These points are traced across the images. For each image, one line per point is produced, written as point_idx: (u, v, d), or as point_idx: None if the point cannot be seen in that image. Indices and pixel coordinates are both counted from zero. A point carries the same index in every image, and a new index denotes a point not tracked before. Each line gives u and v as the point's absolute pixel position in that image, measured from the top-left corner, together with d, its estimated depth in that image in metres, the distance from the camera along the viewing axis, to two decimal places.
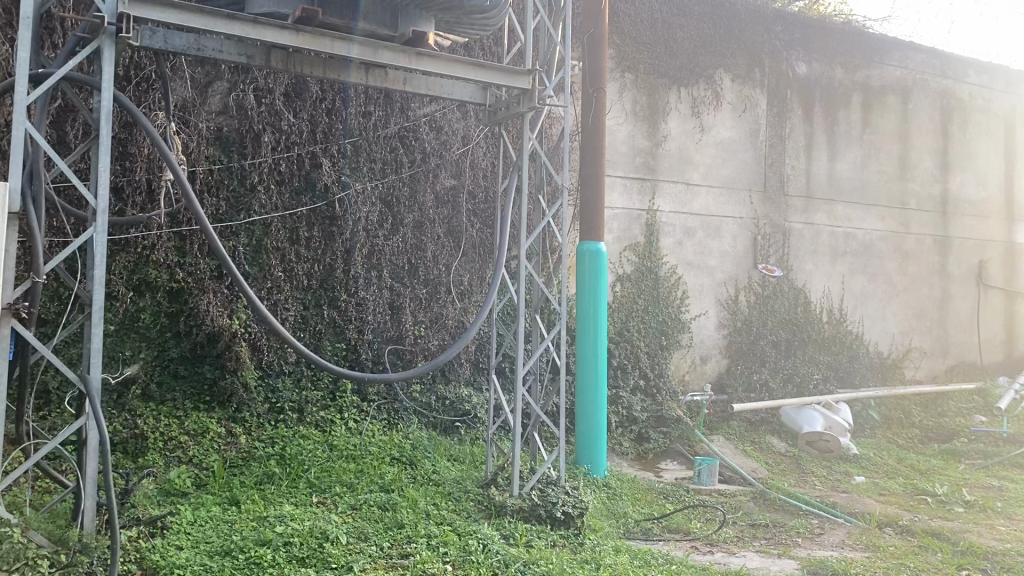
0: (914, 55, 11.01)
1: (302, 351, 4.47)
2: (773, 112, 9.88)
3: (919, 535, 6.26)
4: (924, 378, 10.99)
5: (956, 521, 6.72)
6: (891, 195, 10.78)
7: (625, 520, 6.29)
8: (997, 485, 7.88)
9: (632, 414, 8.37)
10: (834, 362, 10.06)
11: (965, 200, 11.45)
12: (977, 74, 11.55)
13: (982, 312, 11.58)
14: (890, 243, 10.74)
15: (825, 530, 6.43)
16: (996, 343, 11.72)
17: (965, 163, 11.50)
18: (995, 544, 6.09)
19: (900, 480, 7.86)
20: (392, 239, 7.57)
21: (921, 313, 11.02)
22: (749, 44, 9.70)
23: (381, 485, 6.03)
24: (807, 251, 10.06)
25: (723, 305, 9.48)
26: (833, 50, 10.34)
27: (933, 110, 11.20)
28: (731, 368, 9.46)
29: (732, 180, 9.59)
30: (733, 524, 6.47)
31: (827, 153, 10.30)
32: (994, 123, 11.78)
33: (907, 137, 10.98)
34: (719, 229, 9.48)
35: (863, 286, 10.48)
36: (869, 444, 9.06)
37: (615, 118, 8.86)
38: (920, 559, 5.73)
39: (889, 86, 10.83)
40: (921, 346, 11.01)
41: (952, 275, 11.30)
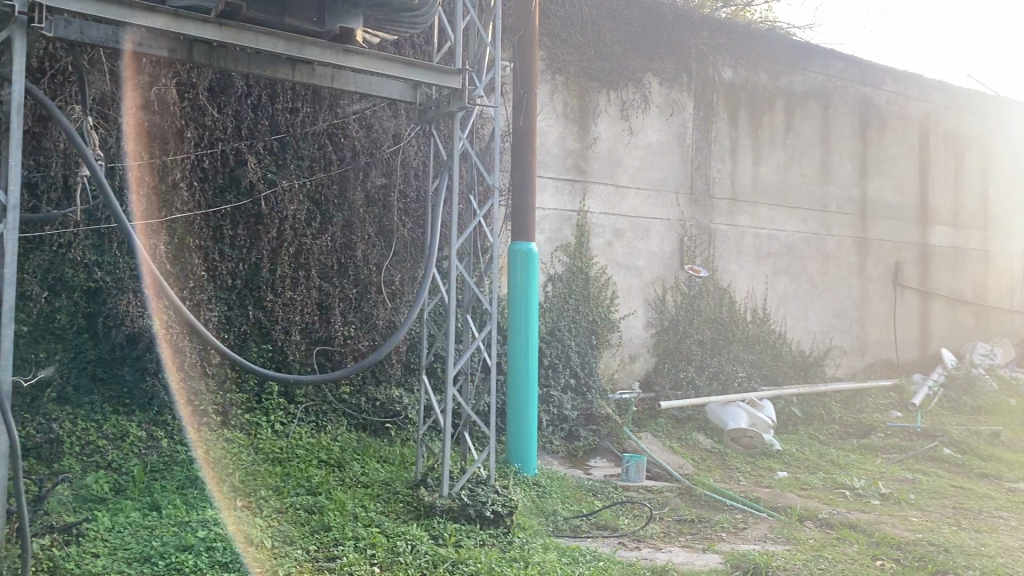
0: (835, 62, 11.35)
1: (225, 353, 4.38)
2: (699, 116, 10.09)
3: (837, 528, 6.47)
4: (843, 376, 11.36)
5: (872, 513, 6.96)
6: (812, 198, 11.11)
7: (555, 518, 6.34)
8: (911, 478, 8.20)
9: (562, 413, 8.43)
10: (758, 360, 10.33)
11: (883, 203, 11.87)
12: (893, 82, 11.98)
13: (897, 312, 12.03)
14: (811, 245, 11.07)
15: (748, 524, 6.59)
16: (911, 341, 12.19)
17: (883, 167, 11.92)
18: (908, 535, 6.33)
19: (820, 475, 8.10)
20: (321, 238, 7.45)
21: (841, 312, 11.38)
22: (678, 49, 9.88)
23: (307, 488, 5.96)
24: (732, 252, 10.30)
25: (651, 304, 9.64)
26: (758, 56, 10.60)
27: (852, 116, 11.57)
28: (659, 366, 9.63)
29: (661, 182, 9.75)
30: (660, 520, 6.58)
31: (751, 157, 10.56)
32: (909, 129, 12.24)
33: (828, 142, 11.32)
34: (647, 230, 9.62)
35: (785, 286, 10.79)
36: (791, 440, 9.32)
37: (546, 119, 8.92)
38: (838, 550, 5.93)
39: (811, 92, 11.15)
40: (841, 344, 11.39)
41: (870, 276, 11.70)
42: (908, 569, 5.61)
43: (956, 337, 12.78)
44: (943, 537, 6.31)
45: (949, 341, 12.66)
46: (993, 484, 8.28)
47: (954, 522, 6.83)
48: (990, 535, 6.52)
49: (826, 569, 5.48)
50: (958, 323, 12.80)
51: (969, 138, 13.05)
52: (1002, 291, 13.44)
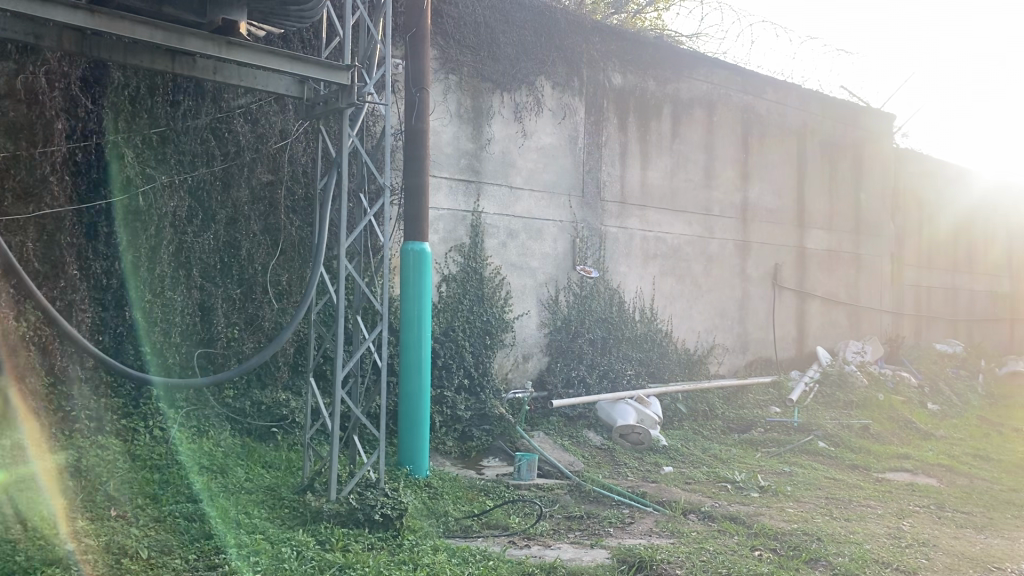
0: (719, 71, 11.76)
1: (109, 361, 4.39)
2: (590, 120, 10.27)
3: (718, 520, 6.71)
4: (726, 373, 11.80)
5: (752, 505, 7.25)
6: (697, 203, 11.49)
7: (445, 519, 6.32)
8: (788, 471, 8.58)
9: (456, 413, 8.43)
10: (646, 359, 10.59)
11: (763, 208, 12.39)
12: (773, 92, 12.52)
13: (776, 312, 12.58)
14: (696, 247, 11.45)
15: (635, 519, 6.74)
16: (789, 339, 12.77)
17: (763, 174, 12.43)
18: (784, 525, 6.63)
19: (704, 469, 8.38)
20: (203, 236, 7.25)
21: (724, 312, 11.81)
22: (569, 53, 10.03)
23: (188, 496, 5.75)
24: (622, 254, 10.54)
25: (544, 305, 9.75)
26: (646, 64, 10.87)
27: (734, 124, 12.02)
28: (552, 366, 9.75)
29: (553, 184, 9.87)
30: (550, 518, 6.66)
31: (640, 161, 10.82)
32: (787, 138, 12.81)
33: (712, 148, 11.72)
34: (540, 231, 9.72)
35: (672, 287, 11.12)
36: (677, 436, 9.60)
37: (439, 119, 8.88)
38: (719, 542, 6.15)
39: (697, 99, 11.52)
40: (724, 343, 11.82)
41: (751, 278, 12.19)
42: (782, 558, 5.87)
43: (830, 335, 13.46)
44: (816, 526, 6.63)
45: (824, 339, 13.32)
46: (861, 475, 8.76)
47: (826, 512, 7.18)
48: (859, 523, 6.89)
49: (707, 560, 5.67)
50: (832, 322, 13.49)
51: (842, 148, 13.76)
52: (872, 292, 14.25)
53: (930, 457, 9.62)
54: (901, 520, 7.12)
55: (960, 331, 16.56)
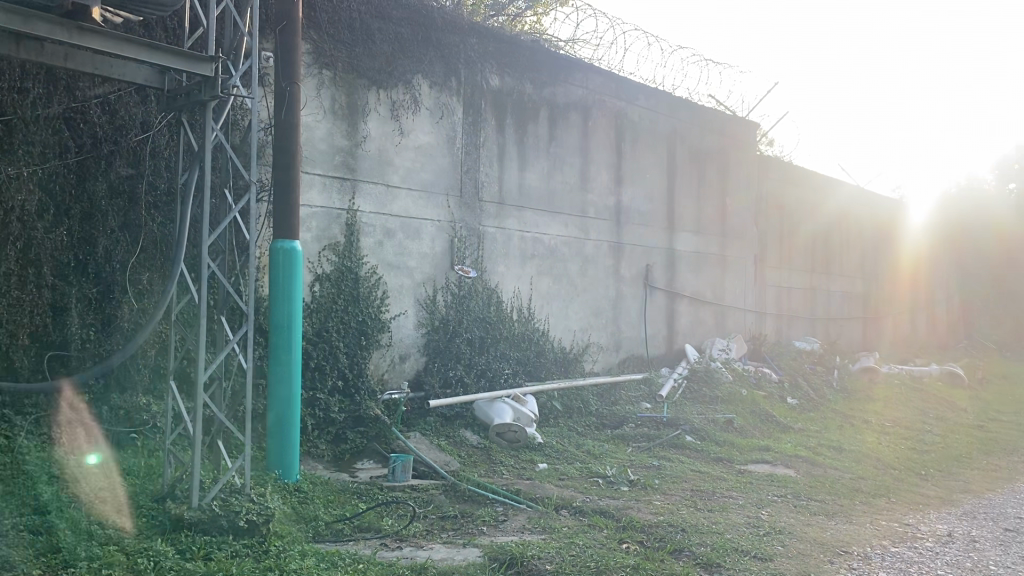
0: (594, 76, 12.01)
1: None
2: (467, 120, 10.29)
3: (589, 515, 6.85)
4: (600, 371, 12.07)
5: (621, 499, 7.45)
6: (573, 205, 11.70)
7: (316, 523, 6.19)
8: (656, 464, 8.87)
9: (329, 416, 8.28)
10: (523, 358, 10.70)
11: (635, 210, 12.75)
12: (645, 99, 12.89)
13: (648, 311, 12.98)
14: (572, 248, 11.66)
15: (508, 516, 6.81)
16: (659, 337, 13.20)
17: (635, 178, 12.79)
18: (651, 518, 6.84)
19: (577, 465, 8.54)
20: (55, 232, 6.84)
21: (599, 312, 12.09)
22: (447, 53, 10.03)
23: (34, 507, 5.39)
24: (499, 254, 10.63)
25: (421, 304, 9.71)
26: (522, 67, 10.97)
27: (608, 128, 12.31)
28: (429, 366, 9.71)
29: (431, 184, 9.83)
30: (423, 518, 6.63)
31: (517, 162, 10.93)
32: (658, 143, 13.22)
33: (587, 151, 11.97)
34: (418, 230, 9.67)
35: (549, 287, 11.29)
36: (551, 433, 9.74)
37: (312, 115, 8.70)
38: (588, 536, 6.29)
39: (572, 104, 11.73)
40: (599, 341, 12.09)
41: (624, 278, 12.52)
42: (648, 550, 6.05)
43: (698, 333, 13.99)
44: (680, 518, 6.87)
45: (692, 338, 13.84)
46: (725, 467, 9.14)
47: (691, 504, 7.46)
48: (721, 513, 7.19)
49: (576, 554, 5.78)
50: (700, 321, 14.03)
51: (710, 155, 14.33)
52: (737, 293, 14.91)
53: (788, 448, 10.15)
54: (760, 509, 7.49)
55: (818, 330, 17.55)
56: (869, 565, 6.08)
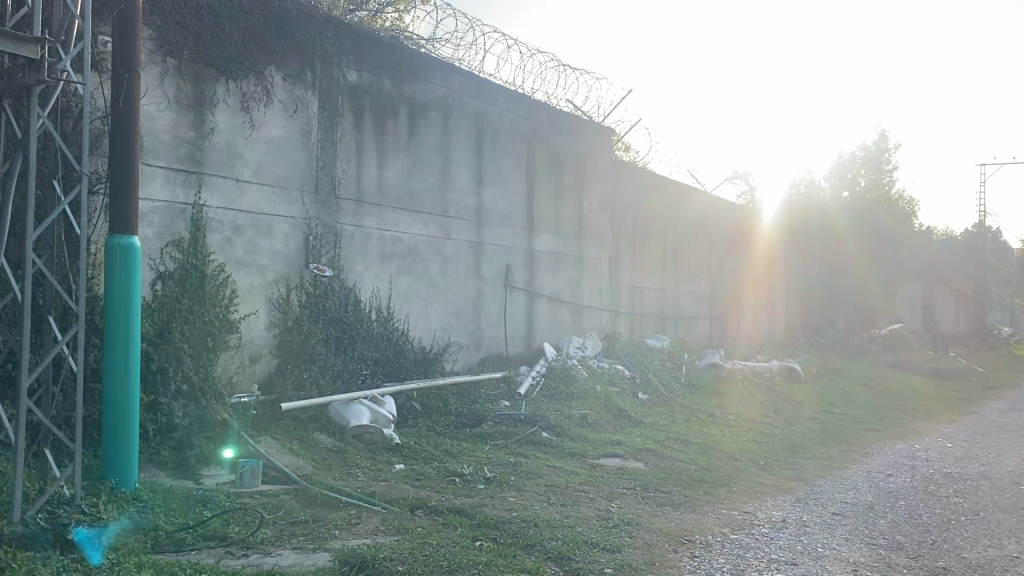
0: (454, 76, 12.00)
1: None
2: (323, 115, 10.06)
3: (444, 514, 6.85)
4: (460, 370, 12.09)
5: (476, 497, 7.48)
6: (433, 204, 11.65)
7: (155, 534, 5.89)
8: (513, 461, 8.96)
9: (172, 422, 7.84)
10: (381, 358, 10.56)
11: (495, 210, 12.85)
12: (505, 101, 13.01)
13: (507, 310, 13.11)
14: (432, 247, 11.62)
15: (361, 519, 6.70)
16: (518, 336, 13.37)
17: (495, 179, 12.89)
18: (505, 514, 6.90)
19: (434, 465, 8.51)
20: None
21: (459, 311, 12.12)
22: (302, 45, 9.77)
23: None
24: (357, 252, 10.46)
25: (274, 305, 9.42)
26: (381, 63, 10.84)
27: (469, 128, 12.34)
28: (281, 368, 9.43)
29: (284, 179, 9.56)
30: (272, 524, 6.42)
31: (376, 160, 10.79)
32: (518, 144, 13.37)
33: (447, 150, 11.95)
34: (269, 228, 9.38)
35: (408, 286, 11.20)
36: (408, 432, 9.67)
37: (154, 104, 8.29)
38: (442, 536, 6.27)
39: (432, 102, 11.68)
40: (459, 341, 12.11)
41: (485, 278, 12.60)
42: (501, 546, 6.10)
43: (556, 332, 14.27)
44: (534, 513, 6.98)
45: (550, 336, 14.08)
46: (578, 462, 9.36)
47: (544, 499, 7.58)
48: (573, 508, 7.35)
49: (429, 554, 5.76)
50: (557, 320, 14.31)
51: (568, 157, 14.62)
52: (593, 293, 15.30)
53: (639, 442, 10.51)
54: (610, 502, 7.71)
55: (668, 328, 18.27)
56: (710, 552, 6.38)
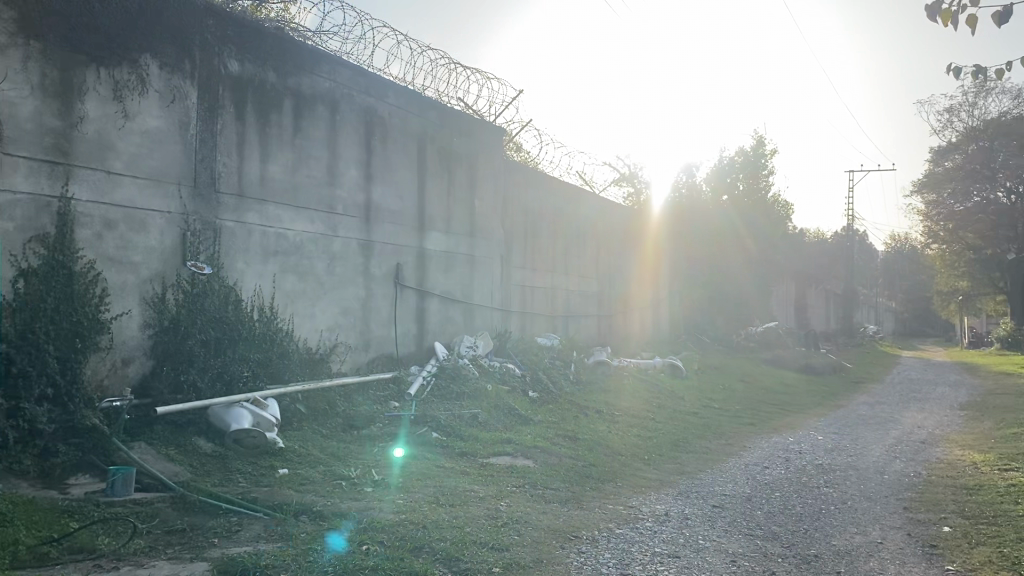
0: (341, 70, 11.76)
1: None
2: (203, 106, 9.67)
3: (330, 519, 6.68)
4: (348, 371, 11.87)
5: (362, 500, 7.34)
6: (320, 200, 11.38)
7: (15, 548, 5.49)
8: (402, 463, 8.85)
9: (35, 428, 7.39)
10: (265, 360, 10.22)
11: (385, 207, 12.66)
12: (394, 96, 12.84)
13: (397, 309, 12.94)
14: (318, 245, 11.34)
15: (242, 526, 6.45)
16: (408, 336, 13.23)
17: (384, 175, 12.71)
18: (392, 517, 6.80)
19: (320, 469, 8.30)
20: None
21: (347, 310, 11.88)
22: (180, 32, 9.37)
23: None
24: (239, 250, 10.11)
25: (148, 304, 8.99)
26: (265, 54, 10.51)
27: (357, 123, 12.11)
28: (157, 370, 9.00)
29: (160, 172, 9.13)
30: (146, 535, 6.10)
31: (259, 153, 10.45)
32: (408, 141, 13.22)
33: (335, 146, 11.69)
34: (144, 223, 8.95)
35: (293, 285, 10.90)
36: (293, 436, 9.39)
37: (16, 90, 7.79)
38: (327, 541, 6.11)
39: (319, 96, 11.40)
40: (346, 341, 11.87)
41: (374, 277, 12.41)
42: (388, 549, 6.00)
43: (447, 331, 14.21)
44: (422, 515, 6.90)
45: (440, 335, 13.99)
46: (468, 462, 9.33)
47: (433, 500, 7.52)
48: (462, 508, 7.31)
49: (313, 560, 5.60)
50: (448, 320, 14.24)
51: (459, 155, 14.56)
52: (484, 292, 15.28)
53: (529, 440, 10.57)
54: (499, 501, 7.72)
55: (558, 326, 18.46)
56: (596, 548, 6.47)
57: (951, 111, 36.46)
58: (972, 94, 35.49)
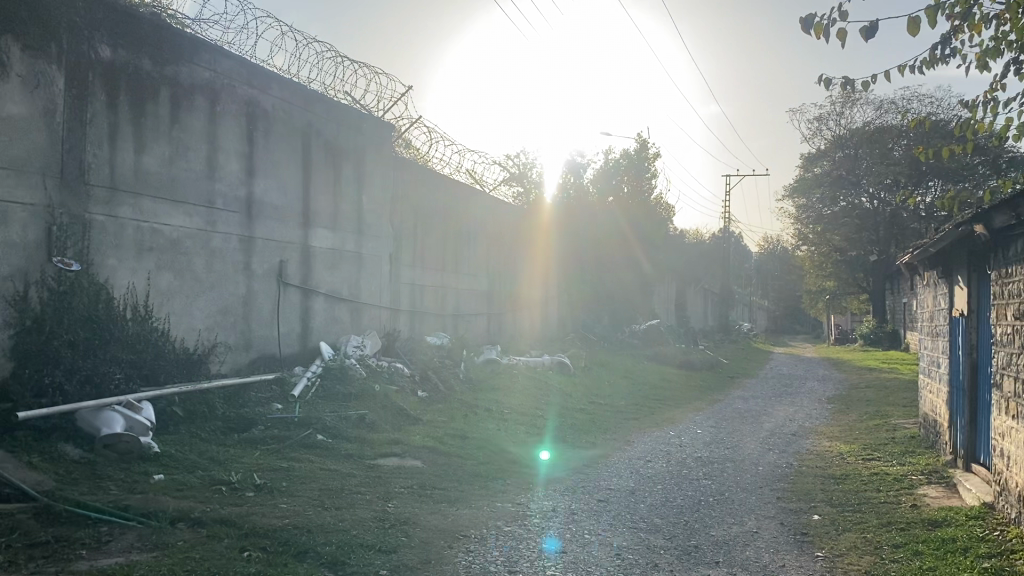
0: (222, 60, 11.35)
1: None
2: (71, 93, 9.14)
3: (209, 526, 6.43)
4: (227, 372, 11.46)
5: (244, 506, 7.10)
6: (198, 194, 10.94)
7: None
8: (285, 466, 8.62)
9: None
10: (138, 361, 9.73)
11: (268, 203, 12.29)
12: (278, 89, 12.49)
13: (280, 308, 12.59)
14: (197, 241, 10.90)
15: (113, 536, 6.12)
16: (292, 335, 12.89)
17: (267, 169, 12.33)
18: (274, 522, 6.61)
19: (198, 474, 7.98)
20: None
21: (227, 309, 11.47)
22: (45, 14, 8.82)
23: None
24: (110, 245, 9.60)
25: (9, 302, 8.42)
26: (139, 40, 10.02)
27: (239, 115, 11.70)
28: (18, 373, 8.44)
29: (22, 162, 8.58)
30: (6, 548, 5.71)
31: (132, 144, 9.95)
32: (292, 135, 12.87)
33: (215, 138, 11.26)
34: (4, 216, 8.39)
35: (169, 283, 10.44)
36: (170, 440, 8.98)
37: None
38: (206, 548, 5.88)
39: (198, 86, 10.95)
40: (226, 341, 11.47)
41: (256, 274, 12.03)
42: (270, 555, 5.82)
43: (332, 330, 13.92)
44: (306, 519, 6.74)
45: (325, 335, 13.70)
46: (355, 463, 9.18)
47: (317, 503, 7.36)
48: (348, 511, 7.18)
49: (191, 569, 5.38)
50: (334, 319, 13.96)
51: (346, 151, 14.28)
52: (372, 290, 15.04)
53: (417, 440, 10.49)
54: (387, 502, 7.63)
55: (447, 325, 18.39)
56: (484, 546, 6.48)
57: (820, 120, 38.49)
58: (838, 104, 37.58)
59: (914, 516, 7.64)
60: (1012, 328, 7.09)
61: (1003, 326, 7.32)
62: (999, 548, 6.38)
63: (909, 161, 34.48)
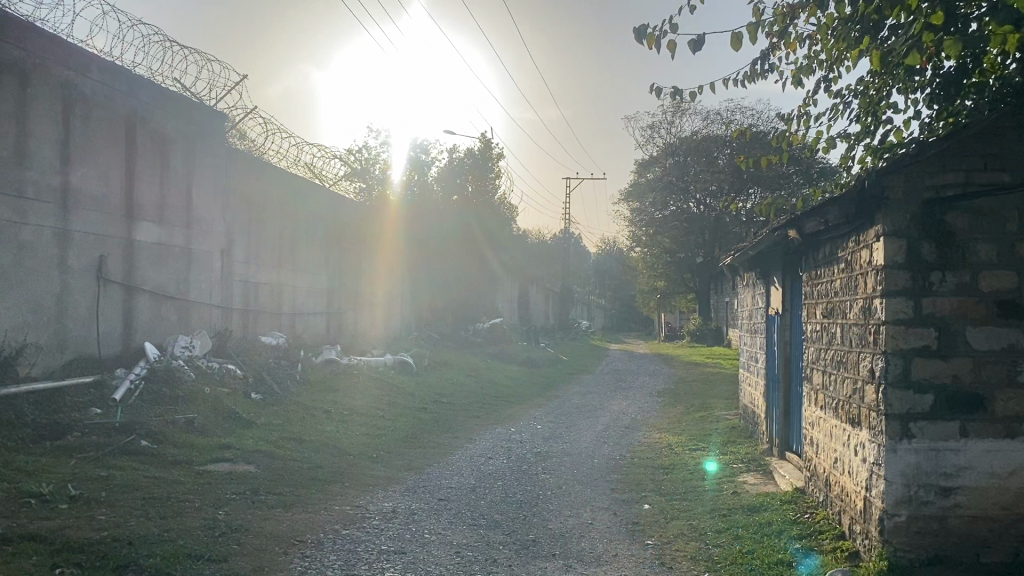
0: (34, 38, 10.47)
1: None
2: None
3: (16, 542, 5.89)
4: (38, 375, 10.57)
5: (56, 519, 6.56)
6: (5, 182, 10.03)
7: None
8: (104, 475, 8.04)
9: None
10: None
11: (86, 194, 11.44)
12: (99, 72, 11.67)
13: (99, 307, 11.76)
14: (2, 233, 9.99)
15: None
16: (113, 335, 12.07)
17: (86, 158, 11.48)
18: (91, 535, 6.14)
19: (3, 486, 7.29)
20: None
21: (37, 308, 10.58)
22: None
23: None
24: None
25: None
26: None
27: (54, 99, 10.83)
28: None
29: None
30: None
31: None
32: (114, 121, 12.06)
33: (25, 122, 10.37)
34: None
35: None
36: None
37: None
38: (12, 566, 5.39)
39: (5, 65, 10.04)
40: (36, 342, 10.57)
41: (71, 270, 11.17)
42: (86, 572, 5.40)
43: (158, 330, 13.12)
44: (127, 531, 6.31)
45: (151, 334, 12.92)
46: (183, 470, 8.72)
47: (139, 513, 6.92)
48: (173, 520, 6.79)
49: None
50: (160, 317, 13.17)
51: (173, 140, 13.51)
52: (201, 288, 14.31)
53: (251, 444, 10.08)
54: (217, 510, 7.29)
55: (283, 324, 17.78)
56: (321, 551, 6.33)
57: (653, 127, 40.30)
58: (669, 113, 39.49)
59: (734, 502, 8.14)
60: (820, 326, 7.70)
61: (813, 324, 7.92)
62: (808, 529, 6.90)
63: (732, 169, 36.79)
